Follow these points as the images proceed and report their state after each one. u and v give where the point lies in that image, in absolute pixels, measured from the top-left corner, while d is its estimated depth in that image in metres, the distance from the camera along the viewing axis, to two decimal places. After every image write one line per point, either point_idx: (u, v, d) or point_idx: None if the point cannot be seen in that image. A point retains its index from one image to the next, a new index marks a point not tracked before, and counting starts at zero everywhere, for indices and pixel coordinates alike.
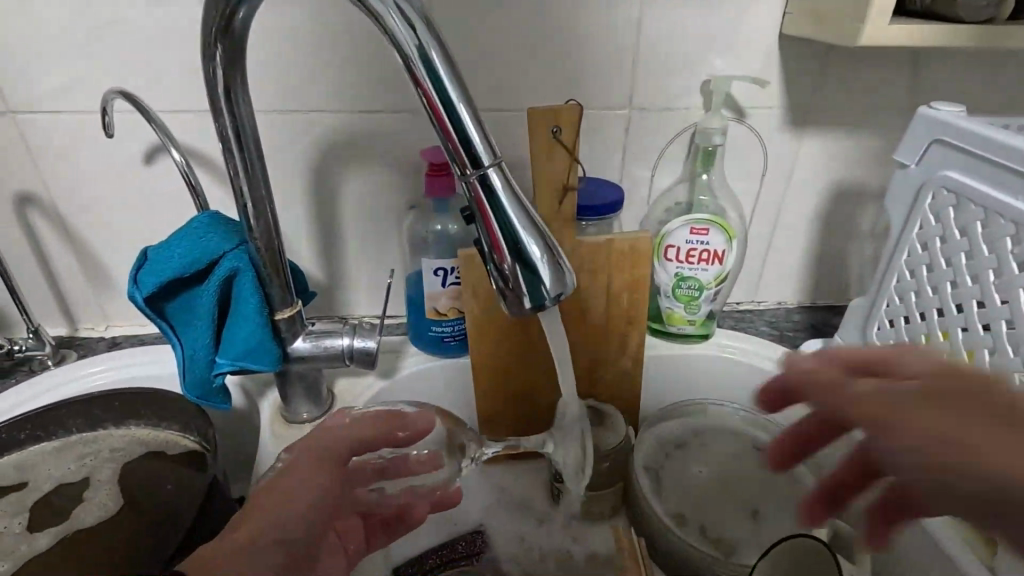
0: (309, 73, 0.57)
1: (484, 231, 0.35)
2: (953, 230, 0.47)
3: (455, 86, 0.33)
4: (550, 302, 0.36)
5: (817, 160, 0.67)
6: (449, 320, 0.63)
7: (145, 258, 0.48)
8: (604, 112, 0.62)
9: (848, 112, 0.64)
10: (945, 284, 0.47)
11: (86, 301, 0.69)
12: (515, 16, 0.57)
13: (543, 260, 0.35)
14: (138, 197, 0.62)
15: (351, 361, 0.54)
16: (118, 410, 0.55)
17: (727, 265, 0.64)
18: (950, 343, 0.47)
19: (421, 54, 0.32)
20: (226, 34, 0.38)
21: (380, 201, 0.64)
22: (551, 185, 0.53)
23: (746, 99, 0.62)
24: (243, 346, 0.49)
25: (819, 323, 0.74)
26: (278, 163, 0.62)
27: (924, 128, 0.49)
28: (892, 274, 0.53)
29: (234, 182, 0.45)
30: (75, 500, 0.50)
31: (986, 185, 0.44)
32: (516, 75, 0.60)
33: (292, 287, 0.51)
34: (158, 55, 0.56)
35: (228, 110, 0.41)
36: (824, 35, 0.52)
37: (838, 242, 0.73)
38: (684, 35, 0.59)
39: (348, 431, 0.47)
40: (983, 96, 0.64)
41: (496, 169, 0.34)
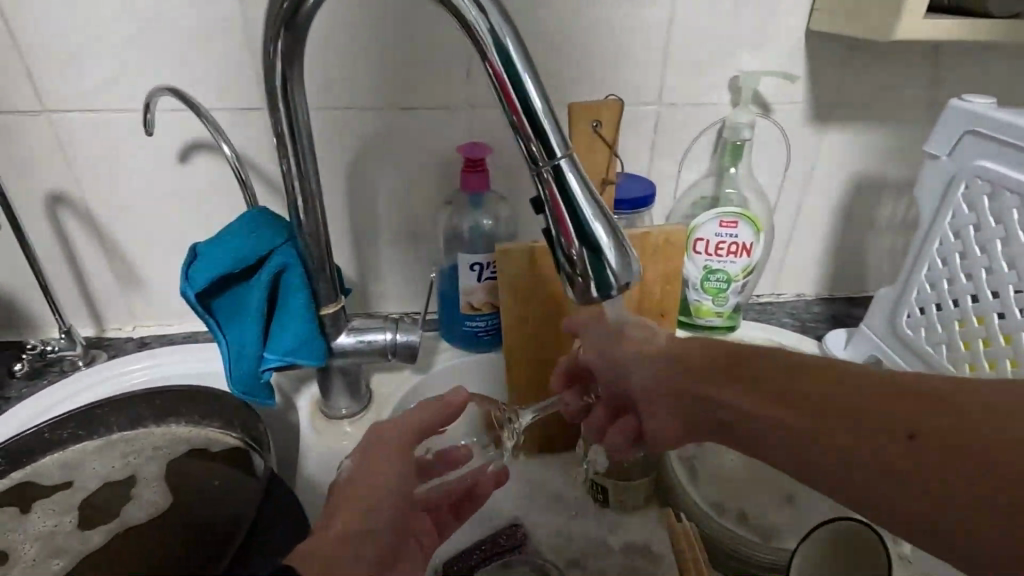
0: (345, 70, 0.58)
1: (553, 221, 0.35)
2: (987, 218, 0.48)
3: (531, 77, 0.33)
4: (616, 291, 0.36)
5: (839, 154, 0.68)
6: (482, 314, 0.64)
7: (193, 254, 0.48)
8: (634, 108, 0.63)
9: (871, 106, 0.65)
10: (980, 271, 0.49)
11: (114, 301, 0.68)
12: (549, 13, 0.58)
13: (612, 249, 0.35)
14: (170, 195, 0.62)
15: (394, 356, 0.54)
16: (160, 408, 0.55)
17: (754, 257, 0.65)
18: (986, 328, 0.48)
19: (497, 43, 0.33)
20: (290, 27, 0.38)
21: (412, 198, 0.65)
22: (590, 179, 0.54)
23: (772, 94, 0.64)
24: (292, 342, 0.49)
25: (839, 313, 0.76)
26: (321, 159, 0.62)
27: (955, 120, 0.50)
28: (923, 263, 0.54)
29: (286, 176, 0.45)
30: (122, 496, 0.50)
31: (1021, 174, 0.45)
32: (549, 73, 0.61)
33: (337, 282, 0.51)
34: (195, 53, 0.56)
35: (284, 104, 0.42)
36: (856, 30, 0.53)
37: (857, 234, 0.74)
38: (714, 31, 0.60)
39: (405, 423, 0.47)
40: (999, 88, 0.66)
41: (568, 160, 0.34)
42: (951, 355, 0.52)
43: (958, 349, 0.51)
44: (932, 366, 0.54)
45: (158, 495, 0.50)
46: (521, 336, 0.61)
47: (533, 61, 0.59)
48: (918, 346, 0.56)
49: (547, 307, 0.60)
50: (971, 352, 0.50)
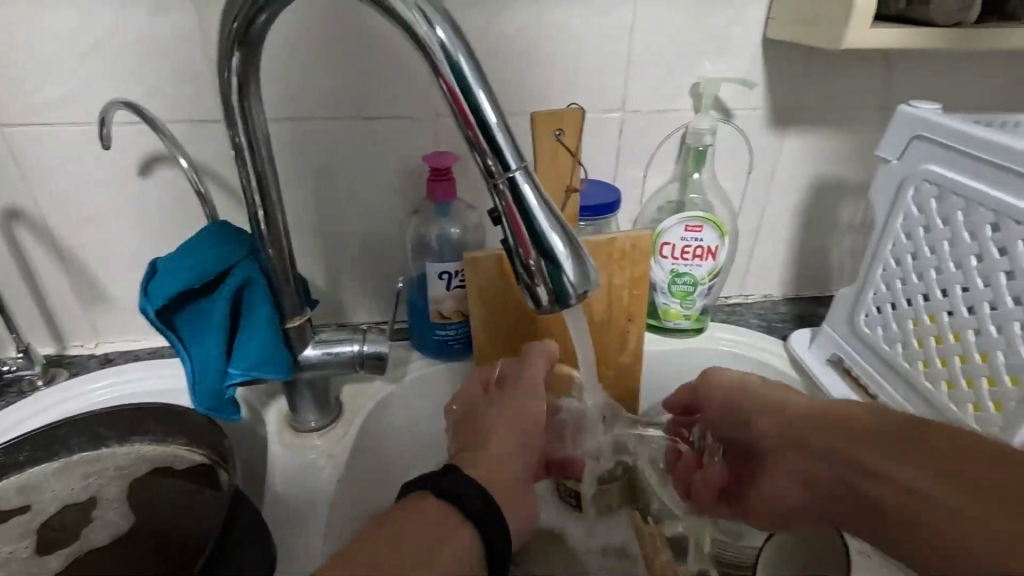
0: (308, 81, 0.58)
1: (511, 233, 0.36)
2: (936, 220, 0.50)
3: (483, 89, 0.34)
4: (576, 300, 0.37)
5: (800, 158, 0.70)
6: (452, 323, 0.64)
7: (152, 270, 0.48)
8: (599, 115, 0.64)
9: (829, 112, 0.67)
10: (930, 271, 0.50)
11: (74, 318, 0.66)
12: (512, 22, 0.58)
13: (570, 260, 0.36)
14: (133, 209, 0.61)
15: (362, 367, 0.54)
16: (122, 427, 0.54)
17: (719, 260, 0.66)
18: (937, 326, 0.50)
19: (448, 58, 0.33)
20: (244, 40, 0.38)
21: (380, 208, 0.65)
22: (555, 187, 0.55)
23: (733, 100, 0.65)
24: (257, 356, 0.49)
25: (804, 313, 0.78)
26: (286, 170, 0.61)
27: (905, 126, 0.52)
28: (878, 263, 0.56)
29: (246, 190, 0.44)
30: (83, 521, 0.49)
31: (965, 176, 0.47)
32: (515, 83, 0.61)
33: (302, 294, 0.51)
34: (155, 65, 0.55)
35: (241, 117, 0.41)
36: (810, 38, 0.55)
37: (820, 235, 0.76)
38: (676, 40, 0.61)
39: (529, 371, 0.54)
40: (950, 93, 0.68)
41: (523, 172, 0.35)
42: (907, 353, 0.53)
43: (913, 346, 0.53)
44: (889, 363, 0.56)
45: (122, 517, 0.49)
46: (492, 345, 0.61)
47: (497, 70, 0.60)
48: (876, 344, 0.57)
49: (517, 314, 0.60)
50: (925, 349, 0.51)
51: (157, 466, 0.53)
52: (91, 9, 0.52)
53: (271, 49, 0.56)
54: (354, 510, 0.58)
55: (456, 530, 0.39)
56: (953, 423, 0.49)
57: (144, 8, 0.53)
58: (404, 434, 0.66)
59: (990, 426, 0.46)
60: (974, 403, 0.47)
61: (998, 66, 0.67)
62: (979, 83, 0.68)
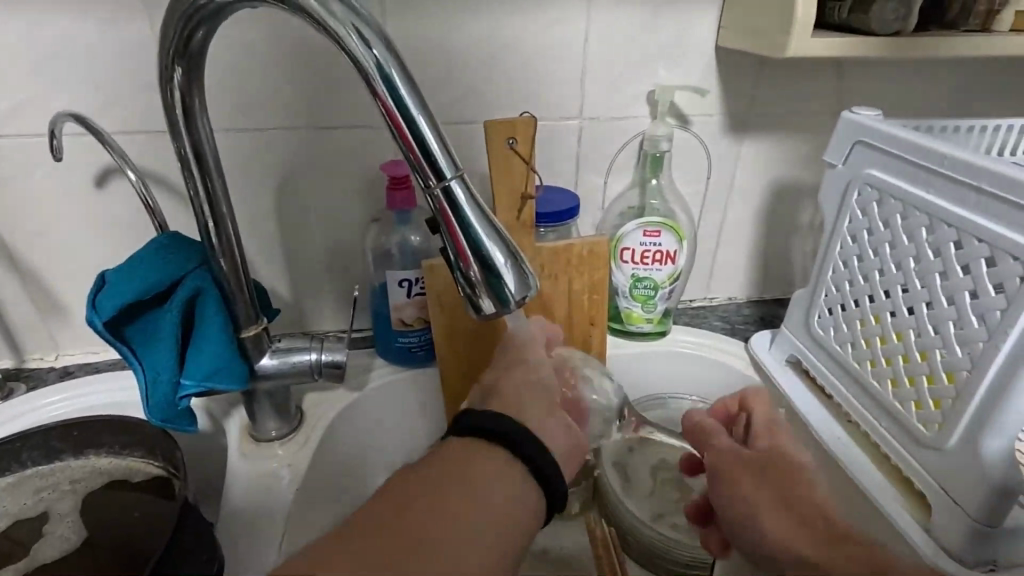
0: (264, 91, 0.58)
1: (449, 240, 0.37)
2: (878, 222, 0.51)
3: (416, 101, 0.35)
4: (515, 305, 0.38)
5: (758, 162, 0.71)
6: (415, 330, 0.64)
7: (103, 281, 0.48)
8: (558, 122, 0.65)
9: (784, 116, 0.69)
10: (874, 272, 0.51)
11: (32, 331, 0.66)
12: (468, 31, 0.59)
13: (507, 265, 0.37)
14: (91, 220, 0.61)
15: (320, 376, 0.54)
16: (75, 440, 0.53)
17: (679, 264, 0.67)
18: (882, 326, 0.51)
19: (381, 71, 0.34)
20: (184, 52, 0.38)
21: (341, 216, 0.65)
22: (512, 194, 0.56)
23: (690, 105, 0.66)
24: (211, 367, 0.49)
25: (767, 315, 0.79)
26: (244, 180, 0.61)
27: (849, 132, 0.53)
28: (828, 266, 0.57)
29: (194, 201, 0.45)
30: (35, 536, 0.49)
31: (902, 181, 0.48)
32: (474, 92, 0.62)
33: (257, 304, 0.51)
34: (109, 76, 0.55)
35: (186, 129, 0.41)
36: (757, 47, 0.56)
37: (781, 238, 0.77)
38: (631, 47, 0.62)
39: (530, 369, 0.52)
40: (900, 99, 0.70)
41: (459, 182, 0.36)
42: (855, 353, 0.55)
43: (861, 346, 0.54)
44: (841, 363, 0.57)
45: (72, 531, 0.49)
46: (454, 352, 0.61)
47: (454, 79, 0.60)
48: (829, 345, 0.58)
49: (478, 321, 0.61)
50: (872, 349, 0.53)
51: (111, 479, 0.53)
52: (42, 21, 0.52)
53: (221, 58, 0.56)
54: (314, 519, 0.58)
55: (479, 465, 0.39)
56: (899, 423, 0.50)
57: (96, 21, 0.53)
58: (368, 442, 0.66)
59: (930, 423, 0.47)
60: (916, 401, 0.49)
61: (944, 72, 0.69)
62: (928, 89, 0.70)
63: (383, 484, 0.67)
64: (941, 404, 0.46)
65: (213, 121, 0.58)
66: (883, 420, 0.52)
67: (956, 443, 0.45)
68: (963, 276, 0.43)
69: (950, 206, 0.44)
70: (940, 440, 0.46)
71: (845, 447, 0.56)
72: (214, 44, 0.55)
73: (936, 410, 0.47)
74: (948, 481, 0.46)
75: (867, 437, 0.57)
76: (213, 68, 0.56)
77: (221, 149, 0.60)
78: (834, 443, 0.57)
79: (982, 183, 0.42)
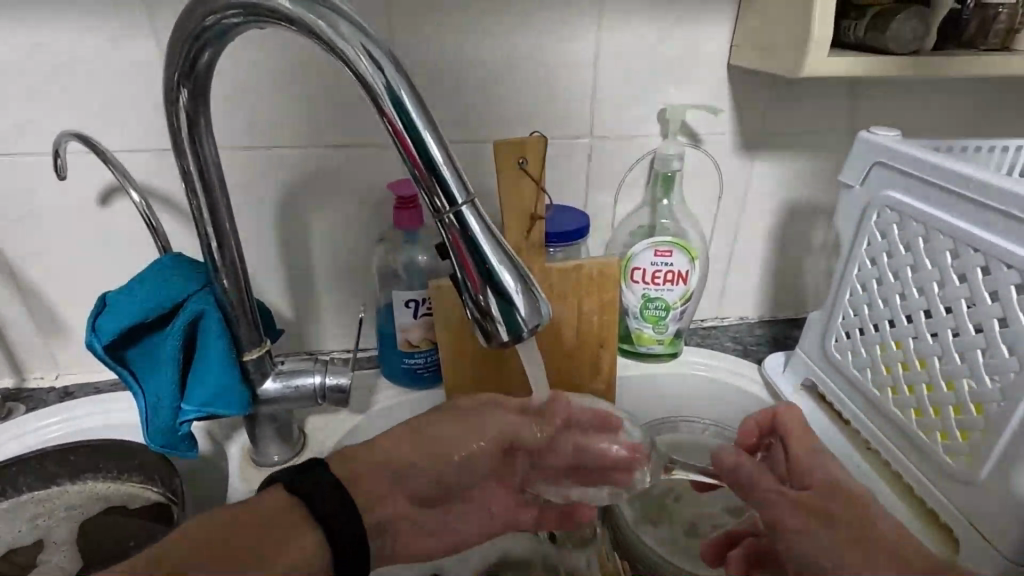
0: (270, 109, 0.57)
1: (459, 266, 0.36)
2: (898, 245, 0.50)
3: (428, 125, 0.34)
4: (527, 332, 0.37)
5: (772, 181, 0.70)
6: (421, 351, 0.62)
7: (103, 303, 0.47)
8: (567, 141, 0.64)
9: (797, 134, 0.67)
10: (895, 296, 0.50)
11: (34, 350, 0.65)
12: (477, 49, 0.58)
13: (518, 291, 0.36)
14: (94, 239, 0.60)
15: (324, 400, 0.53)
16: (73, 464, 0.52)
17: (690, 284, 0.65)
18: (903, 352, 0.49)
19: (394, 95, 0.33)
20: (191, 73, 0.38)
21: (347, 235, 0.64)
22: (521, 214, 0.55)
23: (702, 123, 0.65)
24: (212, 392, 0.48)
25: (780, 336, 0.77)
26: (248, 199, 0.61)
27: (866, 151, 0.52)
28: (846, 288, 0.56)
29: (198, 222, 0.44)
30: (27, 566, 0.48)
31: (922, 203, 0.47)
32: (483, 110, 0.61)
33: (260, 326, 0.50)
34: (115, 93, 0.54)
35: (191, 149, 0.41)
36: (770, 66, 0.55)
37: (794, 257, 0.75)
38: (642, 66, 0.62)
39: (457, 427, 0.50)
40: (915, 118, 0.69)
41: (470, 207, 0.35)
42: (875, 379, 0.53)
43: (881, 373, 0.52)
44: (859, 390, 0.55)
45: (67, 561, 0.48)
46: (463, 384, 0.60)
47: (463, 98, 0.60)
48: (847, 369, 0.56)
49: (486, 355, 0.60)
50: (892, 375, 0.51)
51: (110, 505, 0.52)
52: (50, 39, 0.52)
53: (227, 77, 0.56)
54: None
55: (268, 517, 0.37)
56: (923, 454, 0.49)
57: (102, 41, 0.52)
58: None
59: (957, 455, 0.45)
60: (942, 431, 0.47)
61: (962, 90, 0.68)
62: (942, 107, 0.68)
63: None
64: (969, 436, 0.44)
65: (218, 140, 0.58)
66: (906, 450, 0.50)
67: (989, 477, 0.43)
68: (991, 303, 0.42)
69: (975, 231, 0.43)
70: (968, 474, 0.45)
71: (864, 475, 0.54)
72: (222, 63, 0.55)
73: (963, 443, 0.45)
74: (978, 515, 0.44)
75: (888, 465, 0.55)
76: (219, 86, 0.56)
77: (226, 167, 0.59)
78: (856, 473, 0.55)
79: (1010, 209, 0.40)
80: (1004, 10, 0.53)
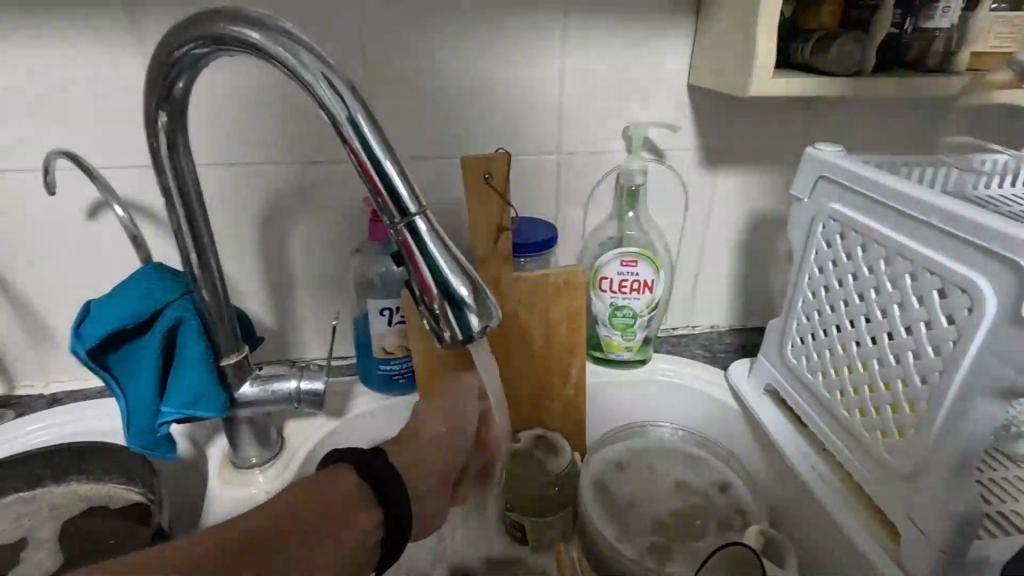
0: (250, 126, 0.60)
1: (413, 273, 0.39)
2: (842, 254, 0.53)
3: (381, 144, 0.37)
4: (479, 334, 0.40)
5: (735, 194, 0.73)
6: (396, 357, 0.65)
7: (88, 311, 0.50)
8: (537, 156, 0.67)
9: (758, 150, 0.71)
10: (840, 303, 0.53)
11: (23, 359, 0.67)
12: (447, 71, 0.62)
13: (468, 295, 0.39)
14: (80, 250, 0.63)
15: (299, 404, 0.55)
16: (58, 466, 0.55)
17: (656, 293, 0.68)
18: (849, 355, 0.52)
19: (351, 117, 0.36)
20: (168, 98, 0.41)
21: (325, 246, 0.67)
22: (489, 226, 0.58)
23: (665, 138, 0.69)
24: (190, 395, 0.50)
25: (748, 343, 0.80)
26: (229, 212, 0.64)
27: (812, 166, 0.55)
28: (799, 295, 0.58)
29: (177, 235, 0.46)
30: (12, 562, 0.50)
31: (861, 215, 0.50)
32: (456, 127, 0.64)
33: (238, 333, 0.53)
34: (104, 112, 0.57)
35: (170, 167, 0.44)
36: (722, 87, 0.59)
37: (760, 268, 0.78)
38: (607, 85, 0.65)
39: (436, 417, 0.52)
40: (869, 134, 0.72)
41: (422, 217, 0.38)
42: (826, 382, 0.55)
43: (831, 375, 0.55)
44: (812, 392, 0.58)
45: (49, 558, 0.50)
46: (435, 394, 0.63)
47: (435, 116, 0.63)
48: (801, 373, 0.59)
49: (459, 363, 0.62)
50: (840, 378, 0.53)
51: (92, 504, 0.55)
52: (41, 63, 0.55)
53: (210, 97, 0.59)
54: None
55: (343, 489, 0.41)
56: (868, 454, 0.51)
57: (93, 64, 0.55)
58: None
59: (897, 451, 0.48)
60: (882, 430, 0.49)
61: (913, 108, 0.71)
62: (894, 125, 0.72)
63: None
64: (905, 433, 0.47)
65: (202, 156, 0.61)
66: (855, 453, 0.53)
67: (921, 472, 0.45)
68: (919, 307, 0.45)
69: (904, 240, 0.46)
70: (905, 470, 0.47)
71: (815, 474, 0.57)
72: (203, 85, 0.58)
73: (899, 440, 0.47)
74: (911, 506, 0.47)
75: (838, 465, 0.57)
76: (199, 106, 0.59)
77: (209, 182, 0.62)
78: (807, 471, 0.57)
79: (932, 219, 0.43)
80: (941, 32, 0.57)
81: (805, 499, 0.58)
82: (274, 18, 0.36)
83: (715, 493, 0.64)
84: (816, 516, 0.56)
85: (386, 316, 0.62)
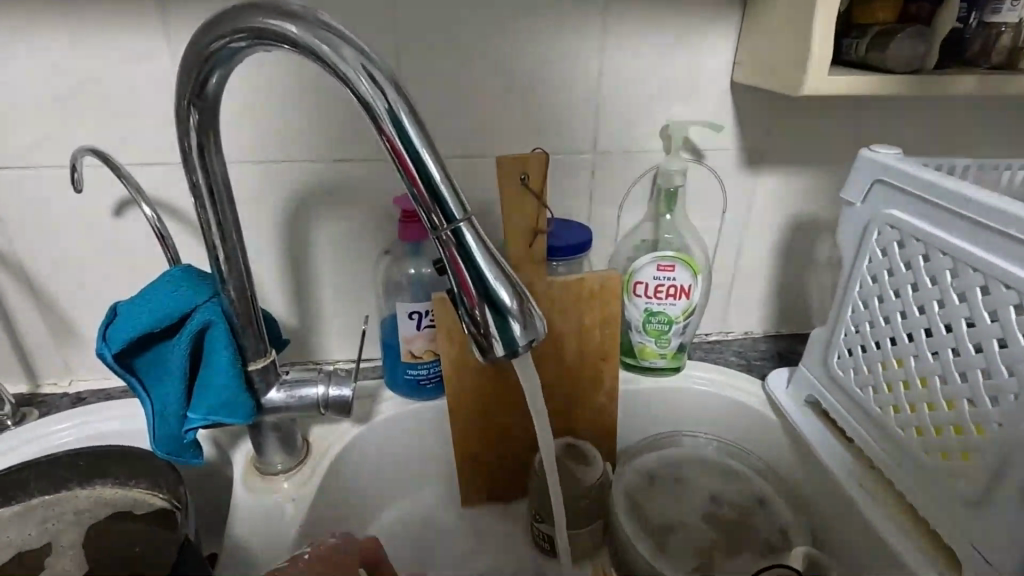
0: (278, 123, 0.58)
1: (456, 281, 0.37)
2: (899, 263, 0.50)
3: (426, 145, 0.35)
4: (522, 347, 0.38)
5: (775, 197, 0.70)
6: (424, 362, 0.63)
7: (115, 313, 0.49)
8: (571, 156, 0.65)
9: (803, 151, 0.68)
10: (896, 314, 0.50)
11: (49, 356, 0.67)
12: (481, 67, 0.59)
13: (514, 306, 0.37)
14: (105, 248, 0.62)
15: (326, 410, 0.53)
16: (84, 470, 0.54)
17: (693, 299, 0.65)
18: (905, 370, 0.49)
19: (396, 115, 0.34)
20: (200, 95, 0.39)
21: (352, 247, 0.65)
22: (523, 228, 0.55)
23: (705, 138, 0.66)
24: (217, 401, 0.49)
25: (785, 351, 0.77)
26: (255, 210, 0.62)
27: (867, 168, 0.52)
28: (848, 304, 0.55)
29: (206, 236, 0.45)
30: (37, 567, 0.49)
31: (923, 222, 0.47)
32: (489, 126, 0.62)
33: (265, 337, 0.51)
34: (131, 108, 0.56)
35: (200, 167, 0.42)
36: (770, 83, 0.56)
37: (799, 272, 0.75)
38: (646, 82, 0.62)
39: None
40: (920, 135, 0.69)
41: (468, 223, 0.36)
42: (878, 397, 0.52)
43: (883, 391, 0.52)
44: (861, 407, 0.55)
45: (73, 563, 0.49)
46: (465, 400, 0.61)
47: (467, 114, 0.61)
48: (848, 387, 0.56)
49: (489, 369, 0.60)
50: (894, 394, 0.50)
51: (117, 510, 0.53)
52: (68, 57, 0.54)
53: (238, 93, 0.57)
54: None
55: None
56: (926, 476, 0.48)
57: (120, 58, 0.54)
58: (375, 473, 0.65)
59: (961, 475, 0.45)
60: (943, 451, 0.46)
61: (969, 107, 0.68)
62: (947, 125, 0.68)
63: (386, 517, 0.66)
64: (970, 456, 0.44)
65: (229, 153, 0.59)
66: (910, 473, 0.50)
67: (989, 499, 0.43)
68: (991, 323, 0.42)
69: (974, 250, 0.43)
70: (971, 495, 0.44)
71: (864, 493, 0.54)
72: (231, 80, 0.56)
73: (964, 463, 0.45)
74: (977, 534, 0.44)
75: (887, 485, 0.55)
76: (227, 102, 0.57)
77: (235, 180, 0.60)
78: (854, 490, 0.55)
79: (1008, 228, 0.40)
80: (1009, 29, 0.53)
81: (852, 519, 0.55)
82: (313, 10, 0.34)
83: (752, 507, 0.62)
84: (865, 537, 0.53)
85: (414, 320, 0.60)
